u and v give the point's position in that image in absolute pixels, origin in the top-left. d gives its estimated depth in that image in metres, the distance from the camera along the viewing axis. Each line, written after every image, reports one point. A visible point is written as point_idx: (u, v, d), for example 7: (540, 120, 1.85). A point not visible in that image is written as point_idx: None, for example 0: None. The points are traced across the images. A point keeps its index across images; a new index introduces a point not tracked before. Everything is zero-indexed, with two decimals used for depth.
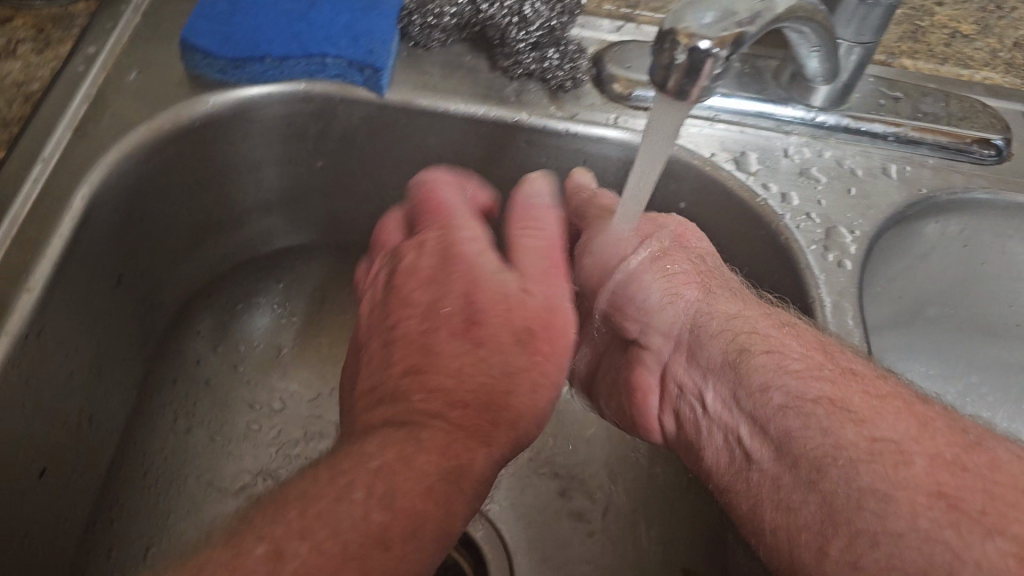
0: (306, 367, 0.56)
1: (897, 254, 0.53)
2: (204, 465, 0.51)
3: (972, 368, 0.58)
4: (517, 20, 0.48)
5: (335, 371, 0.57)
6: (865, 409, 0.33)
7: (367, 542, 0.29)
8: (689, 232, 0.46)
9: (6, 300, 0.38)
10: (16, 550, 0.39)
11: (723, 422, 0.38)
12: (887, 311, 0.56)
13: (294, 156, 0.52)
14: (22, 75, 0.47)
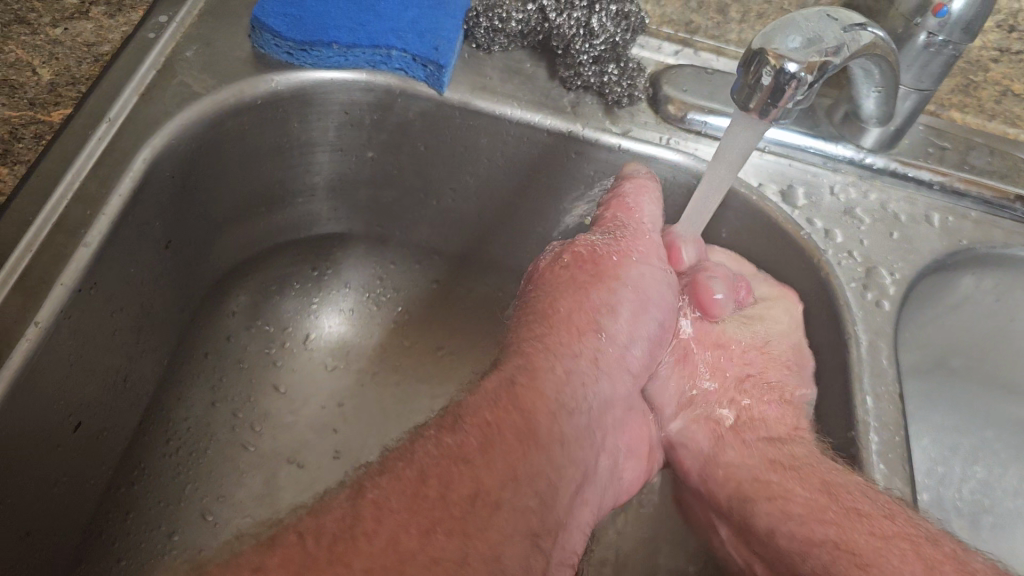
0: (330, 364, 0.57)
1: (931, 303, 0.53)
2: (225, 441, 0.52)
3: (987, 424, 0.60)
4: (583, 33, 0.49)
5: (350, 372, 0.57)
6: (870, 553, 0.34)
7: (426, 515, 0.29)
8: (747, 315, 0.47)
9: (65, 250, 0.39)
10: (45, 499, 0.39)
11: (741, 555, 0.41)
12: (915, 358, 0.57)
13: (347, 144, 0.53)
14: (93, 36, 0.47)
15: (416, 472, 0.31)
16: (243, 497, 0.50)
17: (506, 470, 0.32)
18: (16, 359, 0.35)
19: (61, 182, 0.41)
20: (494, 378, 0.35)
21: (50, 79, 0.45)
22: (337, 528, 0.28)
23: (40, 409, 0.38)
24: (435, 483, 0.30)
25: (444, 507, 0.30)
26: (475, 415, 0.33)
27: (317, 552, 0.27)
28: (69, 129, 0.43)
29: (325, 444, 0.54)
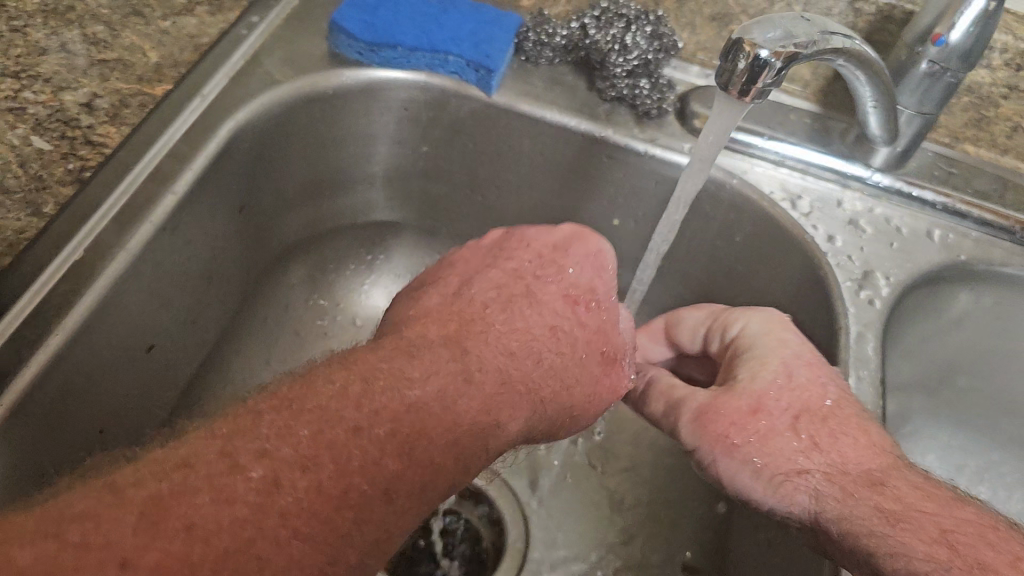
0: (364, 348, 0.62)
1: (931, 317, 0.57)
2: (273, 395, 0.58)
3: (997, 445, 0.62)
4: (618, 48, 0.55)
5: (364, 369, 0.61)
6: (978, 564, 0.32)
7: (320, 514, 0.27)
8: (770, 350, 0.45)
9: (156, 195, 0.46)
10: (116, 405, 0.46)
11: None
12: (919, 371, 0.60)
13: (404, 138, 0.60)
14: (195, 29, 0.56)
15: (335, 482, 0.28)
16: None
17: (420, 464, 0.31)
18: (107, 275, 0.43)
19: (157, 142, 0.48)
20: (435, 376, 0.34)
21: (157, 61, 0.53)
22: (229, 541, 0.25)
23: (122, 324, 0.44)
24: (337, 482, 0.28)
25: (338, 511, 0.27)
26: (394, 409, 0.31)
27: (201, 565, 0.24)
28: (169, 101, 0.51)
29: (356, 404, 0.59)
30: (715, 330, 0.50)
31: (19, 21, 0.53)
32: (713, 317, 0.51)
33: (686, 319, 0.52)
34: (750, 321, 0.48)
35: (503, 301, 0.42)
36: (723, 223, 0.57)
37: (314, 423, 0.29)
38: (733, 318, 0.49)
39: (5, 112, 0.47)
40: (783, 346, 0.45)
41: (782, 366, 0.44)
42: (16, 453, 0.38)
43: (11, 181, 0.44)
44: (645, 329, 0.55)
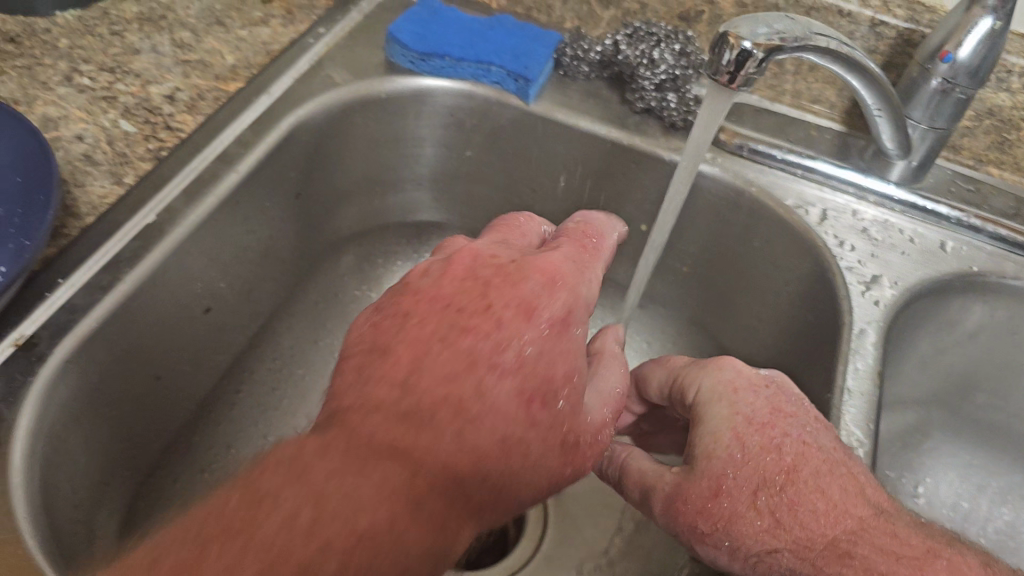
0: None
1: (942, 330, 0.57)
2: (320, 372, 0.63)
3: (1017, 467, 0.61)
4: (646, 62, 0.60)
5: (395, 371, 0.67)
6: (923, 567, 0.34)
7: None
8: (745, 398, 0.40)
9: (221, 174, 0.52)
10: (178, 356, 0.51)
11: None
12: (931, 383, 0.60)
13: (450, 142, 0.65)
14: (269, 37, 0.62)
15: None
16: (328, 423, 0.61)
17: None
18: (176, 238, 0.49)
19: (226, 130, 0.55)
20: (400, 434, 0.30)
21: (232, 63, 0.60)
22: None
23: (183, 283, 0.50)
24: None
25: None
26: (368, 517, 0.27)
27: None
28: (240, 96, 0.57)
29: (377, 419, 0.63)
30: (679, 394, 0.44)
31: (118, 26, 0.61)
32: (673, 378, 0.45)
33: (654, 381, 0.47)
34: (703, 380, 0.42)
35: (450, 409, 0.30)
36: (742, 231, 0.60)
37: (260, 563, 0.25)
38: (689, 379, 0.43)
39: (99, 100, 0.55)
40: (730, 404, 0.40)
41: (735, 437, 0.39)
42: (83, 380, 0.44)
43: (100, 156, 0.51)
44: (660, 362, 0.46)
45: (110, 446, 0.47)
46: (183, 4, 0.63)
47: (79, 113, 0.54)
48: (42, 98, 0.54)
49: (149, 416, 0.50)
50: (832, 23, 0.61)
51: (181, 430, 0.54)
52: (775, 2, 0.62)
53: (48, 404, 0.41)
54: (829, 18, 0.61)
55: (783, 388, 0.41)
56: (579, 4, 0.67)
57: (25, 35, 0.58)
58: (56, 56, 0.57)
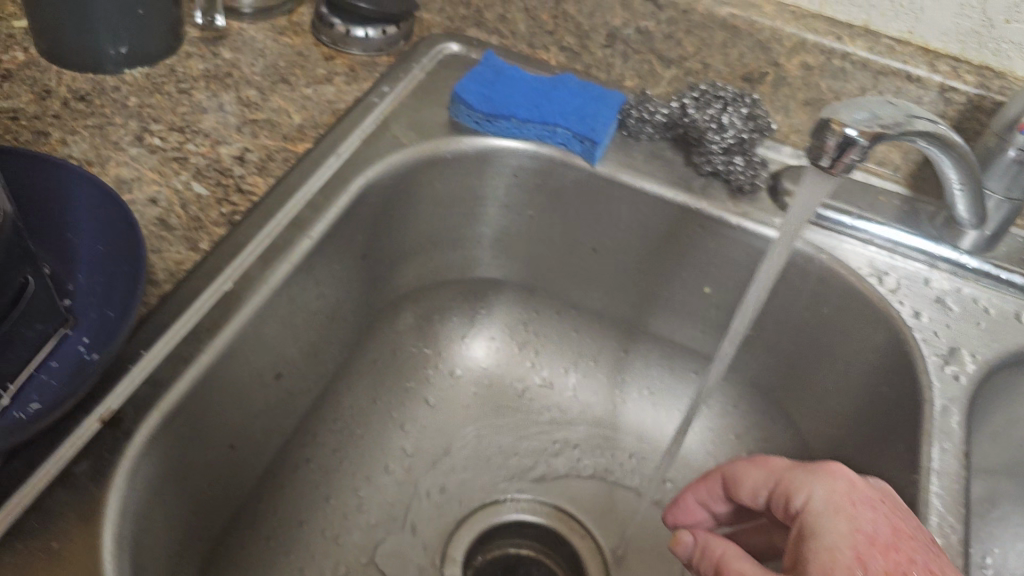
0: (459, 404, 0.67)
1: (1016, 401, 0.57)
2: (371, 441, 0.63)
3: None
4: (715, 127, 0.60)
5: (451, 428, 0.66)
6: None
7: None
8: (863, 514, 0.39)
9: (294, 239, 0.52)
10: (249, 422, 0.51)
11: None
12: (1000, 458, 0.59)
13: (513, 202, 0.64)
14: (334, 96, 0.62)
15: None
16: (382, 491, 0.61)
17: None
18: (252, 306, 0.49)
19: (297, 192, 0.54)
20: None
21: (299, 122, 0.60)
22: None
23: (259, 349, 0.50)
24: None
25: None
26: None
27: None
28: (310, 156, 0.57)
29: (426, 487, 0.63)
30: (782, 499, 0.44)
31: (186, 84, 0.61)
32: (776, 482, 0.45)
33: (749, 481, 0.47)
34: (815, 489, 0.42)
35: None
36: (810, 296, 0.59)
37: None
38: (797, 485, 0.43)
39: (171, 161, 0.55)
40: (849, 518, 0.39)
41: (855, 555, 0.37)
42: (165, 453, 0.44)
43: (175, 220, 0.51)
44: (755, 462, 0.47)
45: (189, 514, 0.47)
46: (248, 60, 0.64)
47: (151, 174, 0.54)
48: (114, 159, 0.54)
49: (225, 481, 0.50)
50: (899, 87, 0.61)
51: (248, 495, 0.53)
52: (843, 65, 0.61)
53: (134, 479, 0.41)
54: (897, 84, 0.60)
55: (898, 509, 0.41)
56: (640, 63, 0.67)
57: (95, 93, 0.59)
58: (126, 115, 0.58)
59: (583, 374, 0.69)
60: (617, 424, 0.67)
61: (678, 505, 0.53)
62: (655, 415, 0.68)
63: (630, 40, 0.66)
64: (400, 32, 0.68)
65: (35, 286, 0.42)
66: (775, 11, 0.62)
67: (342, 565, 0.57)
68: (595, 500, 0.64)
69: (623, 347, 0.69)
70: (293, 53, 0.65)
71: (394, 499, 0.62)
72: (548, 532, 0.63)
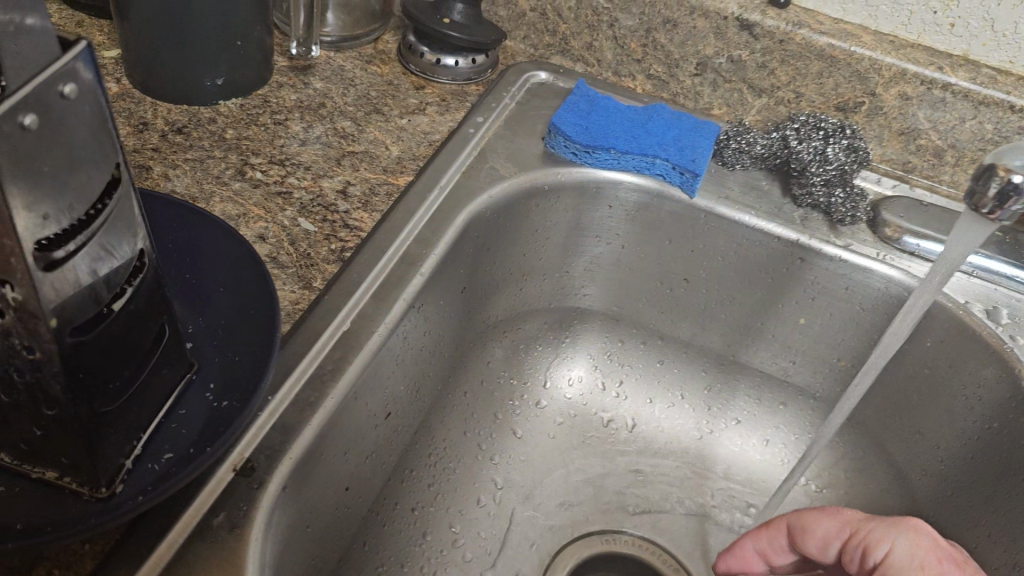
0: (547, 435, 0.66)
1: None
2: (462, 475, 0.62)
3: None
4: (818, 159, 0.59)
5: (540, 460, 0.65)
6: None
7: None
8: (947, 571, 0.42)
9: (407, 276, 0.51)
10: (363, 464, 0.50)
11: None
12: None
13: (605, 232, 0.64)
14: (428, 127, 0.62)
15: None
16: (476, 527, 0.60)
17: None
18: (371, 346, 0.48)
19: (403, 228, 0.54)
20: None
21: (397, 154, 0.59)
22: None
23: (374, 388, 0.49)
24: None
25: None
26: None
27: None
28: (412, 190, 0.56)
29: (519, 521, 0.62)
30: (857, 549, 0.46)
31: (281, 115, 0.60)
32: (850, 534, 0.46)
33: (817, 530, 0.48)
34: (896, 543, 0.44)
35: None
36: (914, 329, 0.59)
37: None
38: (877, 537, 0.45)
39: (275, 195, 0.54)
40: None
41: None
42: (295, 499, 0.43)
43: (285, 257, 0.51)
44: (823, 510, 0.49)
45: (310, 562, 0.46)
46: (339, 90, 0.63)
47: (257, 210, 0.53)
48: (218, 194, 0.53)
49: (340, 525, 0.49)
50: (1002, 118, 0.60)
51: (356, 535, 0.52)
52: (942, 96, 0.61)
53: (270, 530, 0.40)
54: (1000, 114, 0.60)
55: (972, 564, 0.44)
56: (730, 92, 0.66)
57: (191, 125, 0.58)
58: (225, 147, 0.57)
59: (668, 404, 0.68)
60: (707, 456, 0.66)
61: (734, 553, 0.53)
62: (744, 447, 0.66)
63: (721, 69, 0.65)
64: (488, 61, 0.67)
65: (168, 334, 0.41)
66: (873, 41, 0.62)
67: None
68: (687, 536, 0.63)
69: (711, 378, 0.68)
70: (383, 82, 0.65)
71: (489, 533, 0.60)
72: (643, 567, 0.62)
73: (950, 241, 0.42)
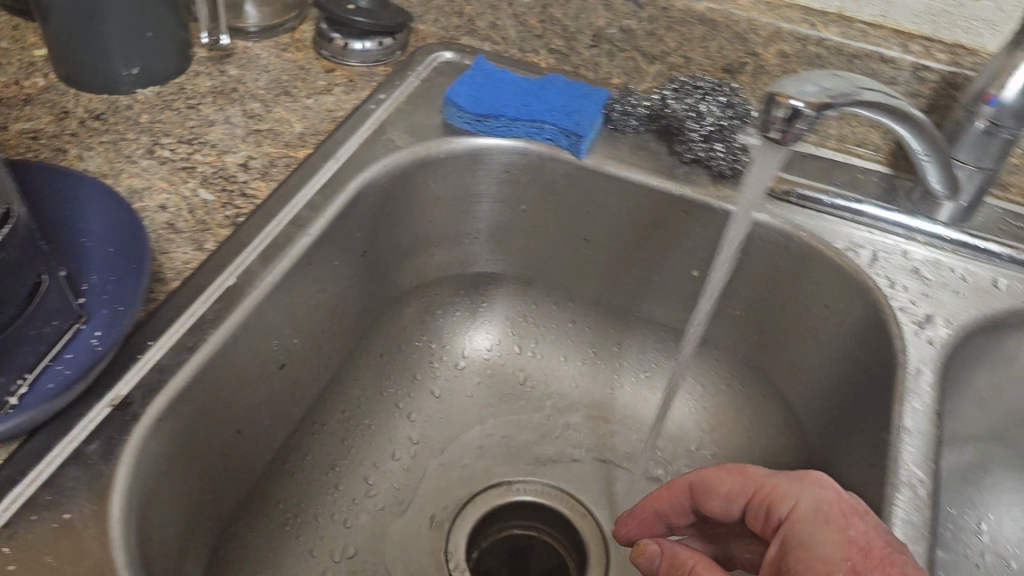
0: (465, 393, 0.70)
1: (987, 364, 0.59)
2: (378, 429, 0.66)
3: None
4: (693, 115, 0.62)
5: (457, 416, 0.69)
6: None
7: None
8: (847, 520, 0.43)
9: (294, 236, 0.55)
10: (259, 410, 0.55)
11: None
12: (981, 426, 0.62)
13: (505, 198, 0.67)
14: (333, 105, 0.66)
15: None
16: (389, 476, 0.64)
17: None
18: (255, 298, 0.52)
19: (297, 195, 0.58)
20: None
21: (300, 130, 0.63)
22: None
23: (262, 338, 0.53)
24: None
25: None
26: None
27: None
28: (308, 162, 0.60)
29: (435, 469, 0.66)
30: (761, 507, 0.47)
31: (194, 100, 0.65)
32: (753, 490, 0.48)
33: (722, 489, 0.49)
34: (799, 500, 0.45)
35: None
36: (794, 276, 0.61)
37: None
38: (781, 494, 0.46)
39: (179, 170, 0.59)
40: (839, 530, 0.42)
41: (849, 566, 0.40)
42: (172, 435, 0.47)
43: (182, 224, 0.55)
44: (725, 468, 0.50)
45: (198, 496, 0.50)
46: (252, 76, 0.68)
47: (161, 184, 0.58)
48: (127, 170, 0.58)
49: (234, 465, 0.53)
50: (874, 69, 0.63)
51: (259, 480, 0.56)
52: (818, 52, 0.63)
53: (140, 458, 0.44)
54: (872, 66, 0.63)
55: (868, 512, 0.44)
56: (625, 61, 0.70)
57: (110, 112, 0.63)
58: (138, 130, 0.61)
59: (581, 362, 0.72)
60: (616, 409, 0.70)
61: (636, 517, 0.55)
62: (653, 397, 0.70)
63: (614, 39, 0.69)
64: (396, 44, 0.71)
65: (48, 284, 0.44)
66: (751, 3, 0.65)
67: (350, 546, 0.60)
68: (594, 481, 0.66)
69: (619, 335, 0.71)
70: (295, 67, 0.69)
71: (402, 483, 0.64)
72: (550, 513, 0.65)
73: (751, 177, 0.46)
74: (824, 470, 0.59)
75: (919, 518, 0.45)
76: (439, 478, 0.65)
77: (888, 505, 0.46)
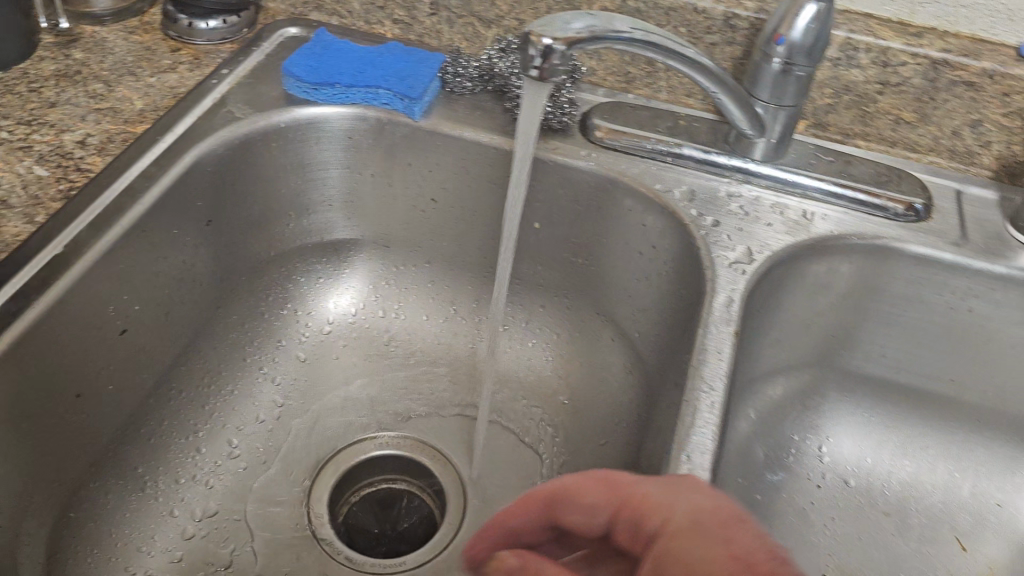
0: (327, 355, 0.73)
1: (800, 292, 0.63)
2: (239, 393, 0.68)
3: (876, 411, 0.68)
4: (518, 70, 0.67)
5: (320, 377, 0.71)
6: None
7: None
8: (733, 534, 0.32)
9: (126, 206, 0.57)
10: (102, 376, 0.57)
11: None
12: (804, 352, 0.67)
13: (353, 163, 0.70)
14: (176, 82, 0.68)
15: None
16: (252, 437, 0.66)
17: None
18: (83, 264, 0.53)
19: (132, 166, 0.60)
20: None
21: (141, 107, 0.65)
22: None
23: (95, 304, 0.55)
24: None
25: None
26: None
27: None
28: (146, 138, 0.62)
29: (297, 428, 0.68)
30: (630, 523, 0.35)
31: (36, 84, 0.66)
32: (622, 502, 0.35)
33: (585, 500, 0.36)
34: (674, 510, 0.33)
35: None
36: (622, 221, 0.65)
37: None
38: (652, 505, 0.34)
39: (15, 149, 0.60)
40: (722, 542, 0.31)
41: None
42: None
43: (14, 199, 0.56)
44: (588, 473, 0.37)
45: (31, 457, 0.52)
46: (98, 58, 0.69)
47: None
48: None
49: (74, 427, 0.55)
50: (690, 20, 0.66)
51: (110, 444, 0.58)
52: (637, 6, 0.67)
53: None
54: (686, 16, 0.66)
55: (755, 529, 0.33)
56: (465, 26, 0.72)
57: None
58: None
59: (443, 319, 0.75)
60: (476, 362, 0.73)
61: None
62: (512, 347, 0.73)
63: (451, 6, 0.71)
64: (242, 22, 0.74)
65: None
66: None
67: (210, 504, 0.62)
68: (453, 434, 0.69)
69: (477, 292, 0.74)
70: (141, 48, 0.71)
71: (264, 443, 0.66)
72: (410, 463, 0.68)
73: (524, 112, 0.49)
74: (655, 399, 0.62)
75: (710, 427, 0.48)
76: (302, 436, 0.68)
77: (682, 419, 0.48)
